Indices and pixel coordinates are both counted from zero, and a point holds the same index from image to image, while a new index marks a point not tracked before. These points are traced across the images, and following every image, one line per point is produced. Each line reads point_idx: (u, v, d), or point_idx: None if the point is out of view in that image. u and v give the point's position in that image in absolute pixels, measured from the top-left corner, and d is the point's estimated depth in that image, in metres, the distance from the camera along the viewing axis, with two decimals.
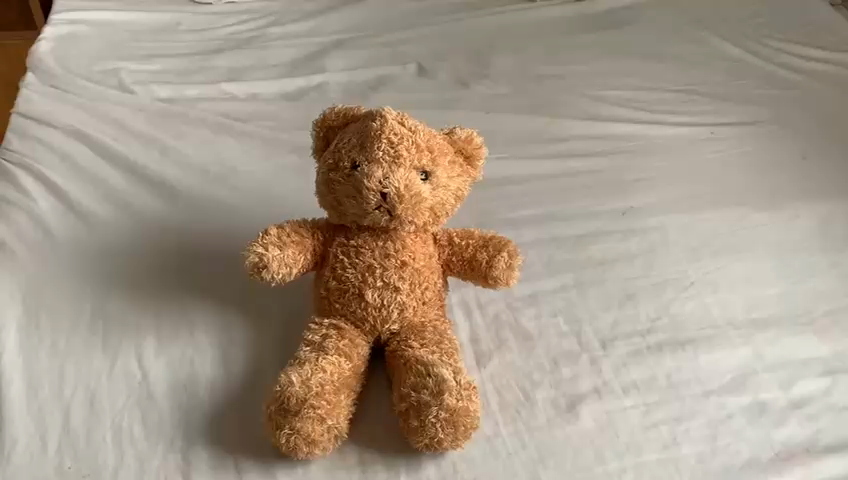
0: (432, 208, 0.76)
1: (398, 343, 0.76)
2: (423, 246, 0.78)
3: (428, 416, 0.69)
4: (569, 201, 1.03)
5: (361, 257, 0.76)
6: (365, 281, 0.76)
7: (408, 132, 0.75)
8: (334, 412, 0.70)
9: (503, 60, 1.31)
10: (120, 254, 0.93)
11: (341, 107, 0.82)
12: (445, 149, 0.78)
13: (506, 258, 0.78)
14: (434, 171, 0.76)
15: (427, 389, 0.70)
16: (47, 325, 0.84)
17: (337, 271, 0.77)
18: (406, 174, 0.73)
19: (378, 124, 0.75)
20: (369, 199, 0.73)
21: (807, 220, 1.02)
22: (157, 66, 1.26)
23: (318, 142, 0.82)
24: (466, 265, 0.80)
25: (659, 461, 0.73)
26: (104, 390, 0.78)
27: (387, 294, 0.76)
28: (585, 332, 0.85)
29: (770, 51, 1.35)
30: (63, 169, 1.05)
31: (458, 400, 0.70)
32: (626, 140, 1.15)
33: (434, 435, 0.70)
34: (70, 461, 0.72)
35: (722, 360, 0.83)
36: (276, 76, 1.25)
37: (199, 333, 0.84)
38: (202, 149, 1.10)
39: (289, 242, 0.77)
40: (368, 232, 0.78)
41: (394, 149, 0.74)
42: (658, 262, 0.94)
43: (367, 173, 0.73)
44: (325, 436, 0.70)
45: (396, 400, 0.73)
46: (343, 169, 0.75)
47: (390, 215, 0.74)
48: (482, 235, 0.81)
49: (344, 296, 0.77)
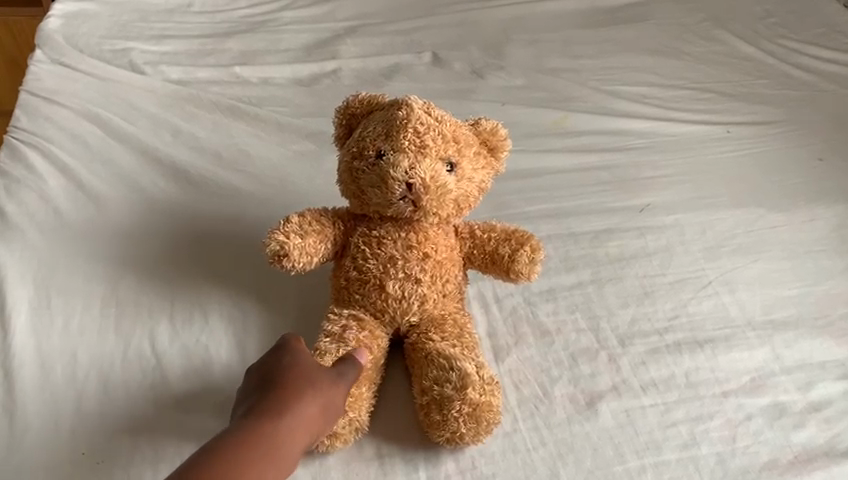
0: (456, 200, 0.75)
1: (418, 335, 0.75)
2: (445, 238, 0.78)
3: (451, 410, 0.69)
4: (584, 197, 1.02)
5: (382, 248, 0.76)
6: (386, 272, 0.75)
7: (434, 122, 0.75)
8: (354, 405, 0.70)
9: (519, 51, 1.30)
10: (132, 236, 0.92)
11: (364, 94, 0.81)
12: (468, 139, 0.77)
13: (529, 252, 0.77)
14: (460, 162, 0.75)
15: (449, 383, 0.70)
16: (60, 306, 0.83)
17: (358, 262, 0.76)
18: (431, 164, 0.72)
19: (404, 113, 0.74)
20: (394, 189, 0.72)
21: (823, 222, 1.02)
22: (168, 47, 1.24)
23: (339, 130, 0.81)
24: (487, 259, 0.79)
25: (678, 461, 0.73)
26: (118, 373, 0.77)
27: (408, 286, 0.75)
28: (603, 328, 0.85)
29: (786, 51, 1.34)
30: (73, 148, 1.03)
31: (481, 395, 0.70)
32: (642, 137, 1.14)
33: (454, 431, 0.69)
34: (83, 446, 0.71)
35: (740, 360, 0.83)
36: (290, 61, 1.24)
37: (213, 320, 0.83)
38: (214, 132, 1.08)
39: (310, 231, 0.76)
40: (390, 223, 0.77)
41: (420, 139, 0.73)
42: (675, 261, 0.94)
43: (392, 163, 0.72)
44: (346, 429, 0.69)
45: (416, 394, 0.73)
46: (367, 158, 0.74)
47: (415, 206, 0.73)
48: (504, 229, 0.80)
49: (364, 286, 0.76)
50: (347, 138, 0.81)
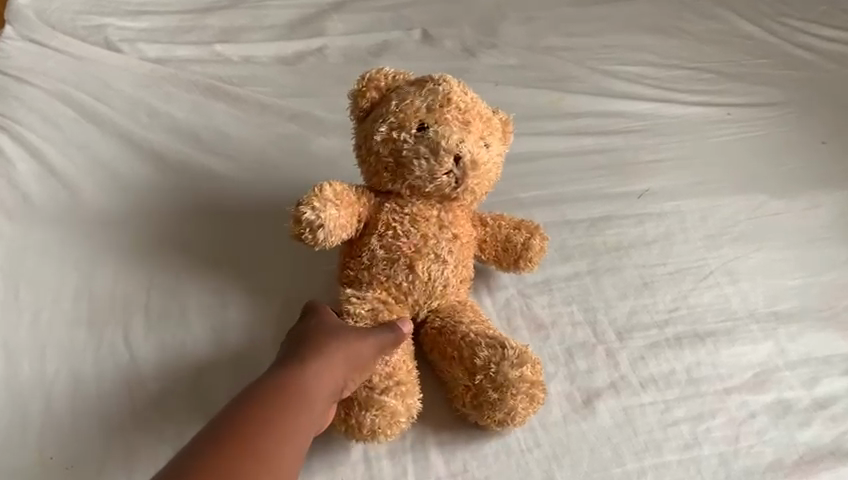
0: (489, 181, 0.75)
1: (443, 320, 0.73)
2: (467, 222, 0.77)
3: (511, 387, 0.67)
4: (580, 182, 0.98)
5: (416, 226, 0.72)
6: (417, 252, 0.71)
7: (471, 101, 0.74)
8: (412, 391, 0.68)
9: (512, 29, 1.25)
10: (106, 223, 0.87)
11: (384, 69, 0.77)
12: (498, 121, 0.77)
13: (540, 241, 0.79)
14: (494, 143, 0.75)
15: (506, 359, 0.68)
16: (29, 299, 0.79)
17: (387, 241, 0.72)
18: (476, 141, 0.72)
19: (445, 89, 0.72)
20: (443, 163, 0.69)
21: (827, 210, 0.98)
22: (145, 23, 1.18)
23: (362, 102, 0.76)
24: (499, 246, 0.79)
25: (679, 462, 0.70)
26: (90, 370, 0.73)
27: (437, 267, 0.72)
28: (601, 320, 0.81)
29: (787, 30, 1.29)
30: (44, 129, 0.98)
31: (533, 373, 0.69)
32: (640, 119, 1.09)
33: (509, 409, 0.68)
34: (52, 449, 0.67)
35: (744, 354, 0.80)
36: (273, 38, 1.18)
37: (192, 312, 0.79)
38: (194, 113, 1.03)
39: (344, 203, 0.71)
40: (421, 200, 0.73)
41: (464, 116, 0.72)
42: (675, 249, 0.90)
43: (441, 135, 0.69)
44: (406, 415, 0.67)
45: (461, 378, 0.70)
46: (409, 130, 0.70)
47: (457, 183, 0.71)
48: (511, 219, 0.81)
49: (393, 267, 0.71)
50: (372, 111, 0.75)
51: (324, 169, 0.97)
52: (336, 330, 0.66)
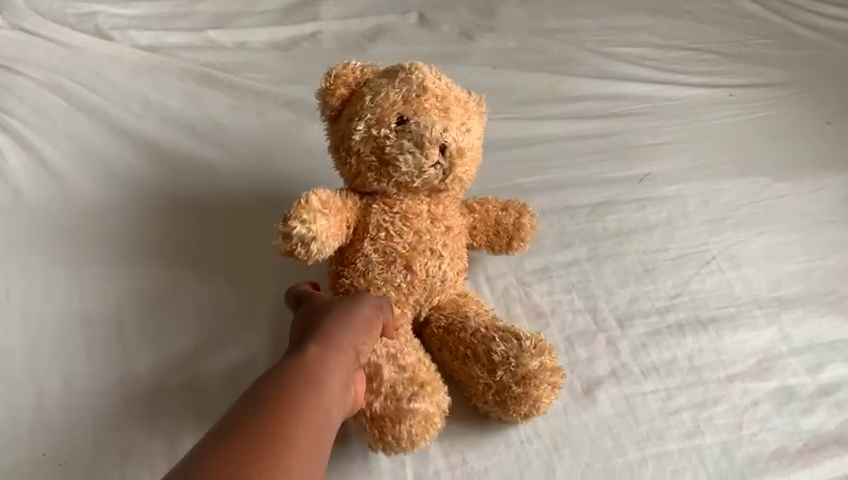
0: (474, 166, 0.73)
1: (448, 318, 0.72)
2: (455, 211, 0.75)
3: (535, 377, 0.66)
4: (579, 167, 0.96)
5: (408, 224, 0.70)
6: (414, 250, 0.70)
7: (446, 87, 0.71)
8: (439, 391, 0.66)
9: (510, 10, 1.22)
10: (97, 216, 0.86)
11: (349, 63, 0.74)
12: (476, 103, 0.74)
13: (528, 220, 0.78)
14: (475, 126, 0.73)
15: (525, 351, 0.67)
16: (20, 295, 0.77)
17: (380, 243, 0.69)
18: (458, 128, 0.69)
19: (417, 79, 0.70)
20: (429, 156, 0.67)
21: (831, 192, 0.96)
22: (137, 10, 1.16)
23: (332, 101, 0.72)
24: (489, 230, 0.77)
25: (681, 451, 0.69)
26: (82, 366, 0.72)
27: (434, 264, 0.71)
28: (601, 308, 0.80)
29: (790, 9, 1.26)
30: (34, 120, 0.96)
31: (552, 358, 0.68)
32: (641, 101, 1.07)
33: (534, 400, 0.67)
34: (44, 446, 0.66)
35: (748, 341, 0.78)
36: (266, 24, 1.16)
37: (184, 307, 0.78)
38: (186, 102, 1.01)
39: (332, 211, 0.67)
40: (409, 196, 0.71)
41: (441, 104, 0.70)
42: (677, 234, 0.89)
43: (423, 126, 0.67)
44: (439, 417, 0.65)
45: (480, 376, 0.68)
46: (388, 125, 0.67)
47: (444, 174, 0.69)
48: (497, 200, 0.79)
49: (390, 270, 0.69)
50: (344, 109, 0.72)
51: (319, 157, 0.95)
52: (328, 308, 0.65)
